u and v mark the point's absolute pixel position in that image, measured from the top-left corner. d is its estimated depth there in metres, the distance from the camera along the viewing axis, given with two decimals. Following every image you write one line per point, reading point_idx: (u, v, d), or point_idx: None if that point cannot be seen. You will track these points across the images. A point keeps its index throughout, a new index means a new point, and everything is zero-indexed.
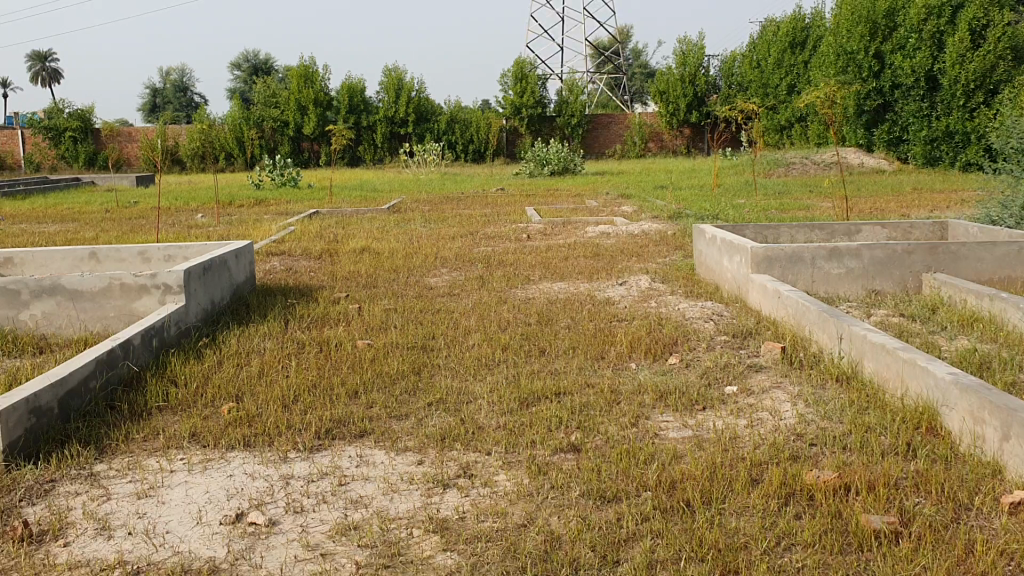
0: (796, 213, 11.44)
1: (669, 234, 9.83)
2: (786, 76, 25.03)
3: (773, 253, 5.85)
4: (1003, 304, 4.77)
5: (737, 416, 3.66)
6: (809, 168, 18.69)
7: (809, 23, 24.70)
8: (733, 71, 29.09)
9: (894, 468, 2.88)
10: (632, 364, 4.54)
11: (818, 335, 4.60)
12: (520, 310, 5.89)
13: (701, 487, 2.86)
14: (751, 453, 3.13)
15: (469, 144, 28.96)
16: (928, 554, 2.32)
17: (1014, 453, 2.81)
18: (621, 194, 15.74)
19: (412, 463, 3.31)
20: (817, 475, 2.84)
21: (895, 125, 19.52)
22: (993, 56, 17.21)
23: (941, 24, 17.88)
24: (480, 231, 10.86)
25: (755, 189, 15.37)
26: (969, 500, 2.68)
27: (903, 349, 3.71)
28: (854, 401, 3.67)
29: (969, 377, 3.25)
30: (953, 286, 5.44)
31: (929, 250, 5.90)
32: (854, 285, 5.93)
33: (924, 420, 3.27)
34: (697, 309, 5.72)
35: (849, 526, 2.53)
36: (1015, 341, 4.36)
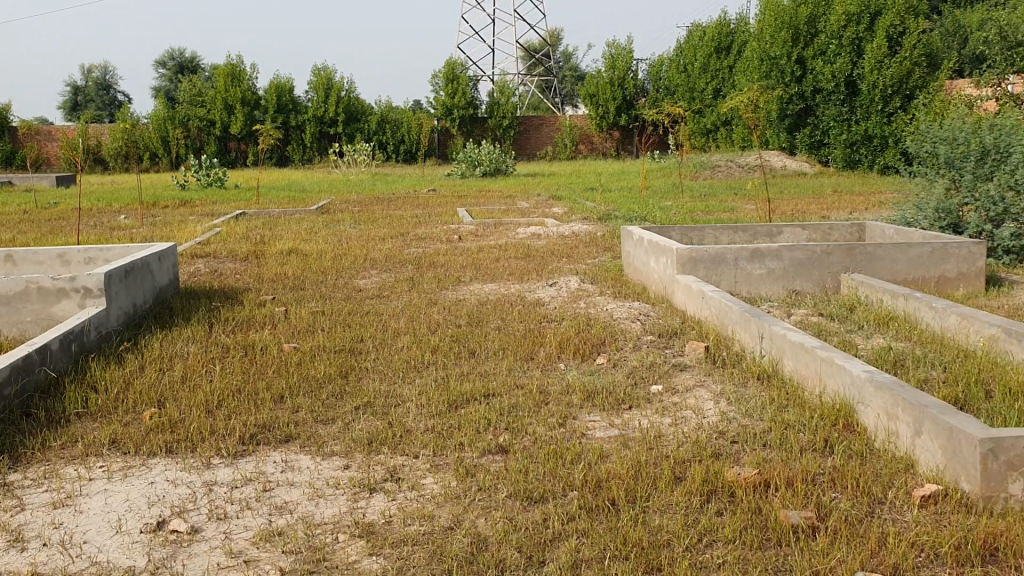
0: (722, 215, 11.67)
1: (598, 235, 9.94)
2: (712, 80, 25.48)
3: (697, 253, 5.96)
4: (916, 304, 4.92)
5: (662, 415, 3.71)
6: (734, 170, 19.07)
7: (734, 29, 25.32)
8: (660, 75, 29.53)
9: (812, 463, 2.96)
10: (559, 364, 4.58)
11: (740, 334, 4.70)
12: (449, 312, 5.89)
13: (626, 486, 2.90)
14: (674, 451, 3.18)
15: (400, 144, 28.85)
16: (842, 548, 2.39)
17: (925, 447, 2.91)
18: (551, 195, 15.84)
19: (338, 467, 3.29)
20: (738, 473, 2.90)
21: (817, 129, 20.01)
22: (910, 62, 17.82)
23: (860, 31, 18.45)
24: (410, 232, 10.84)
25: (683, 191, 15.63)
26: (883, 494, 2.77)
27: (821, 348, 3.81)
28: (774, 399, 3.75)
29: (883, 375, 3.35)
30: (869, 286, 5.60)
31: (847, 251, 6.06)
32: (775, 285, 6.08)
33: (840, 417, 3.37)
34: (625, 309, 5.78)
35: (768, 522, 2.58)
36: (927, 339, 4.50)
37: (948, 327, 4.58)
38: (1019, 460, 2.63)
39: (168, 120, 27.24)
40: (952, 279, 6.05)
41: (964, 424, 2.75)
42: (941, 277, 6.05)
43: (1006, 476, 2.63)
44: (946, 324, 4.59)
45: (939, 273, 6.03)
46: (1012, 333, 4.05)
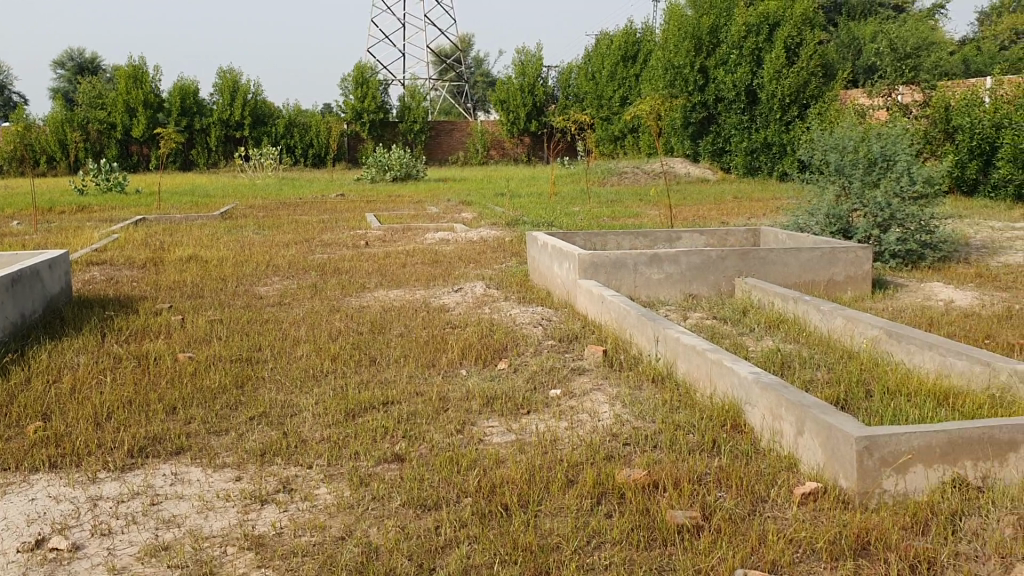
0: (627, 221, 11.87)
1: (506, 240, 10.00)
2: (619, 88, 25.91)
3: (598, 258, 6.05)
4: (805, 307, 5.09)
5: (559, 419, 3.76)
6: (640, 176, 19.41)
7: (640, 38, 25.81)
8: (570, 82, 29.87)
9: (700, 464, 3.04)
10: (460, 370, 4.59)
11: (637, 338, 4.80)
12: (352, 319, 5.83)
13: (519, 490, 2.92)
14: (568, 454, 3.22)
15: (308, 148, 28.53)
16: (723, 546, 2.45)
17: (806, 446, 3.02)
18: (461, 200, 15.87)
19: (230, 479, 3.23)
20: (628, 475, 2.96)
21: (719, 137, 20.48)
22: (806, 72, 18.36)
23: (760, 42, 19.06)
24: (315, 238, 10.70)
25: (590, 197, 15.81)
26: (765, 492, 2.86)
27: (712, 350, 3.93)
28: (667, 401, 3.84)
29: (769, 376, 3.46)
30: (762, 290, 5.77)
31: (740, 255, 6.23)
32: (673, 289, 6.21)
33: (729, 418, 3.47)
34: (527, 314, 5.83)
35: (655, 523, 2.64)
36: (816, 341, 4.66)
37: (834, 329, 4.74)
38: (891, 456, 2.74)
39: (65, 123, 26.28)
40: (840, 281, 6.28)
41: (842, 424, 2.86)
42: (830, 281, 6.27)
43: (880, 472, 2.74)
44: (832, 326, 4.76)
45: (828, 277, 6.24)
46: (893, 335, 4.22)
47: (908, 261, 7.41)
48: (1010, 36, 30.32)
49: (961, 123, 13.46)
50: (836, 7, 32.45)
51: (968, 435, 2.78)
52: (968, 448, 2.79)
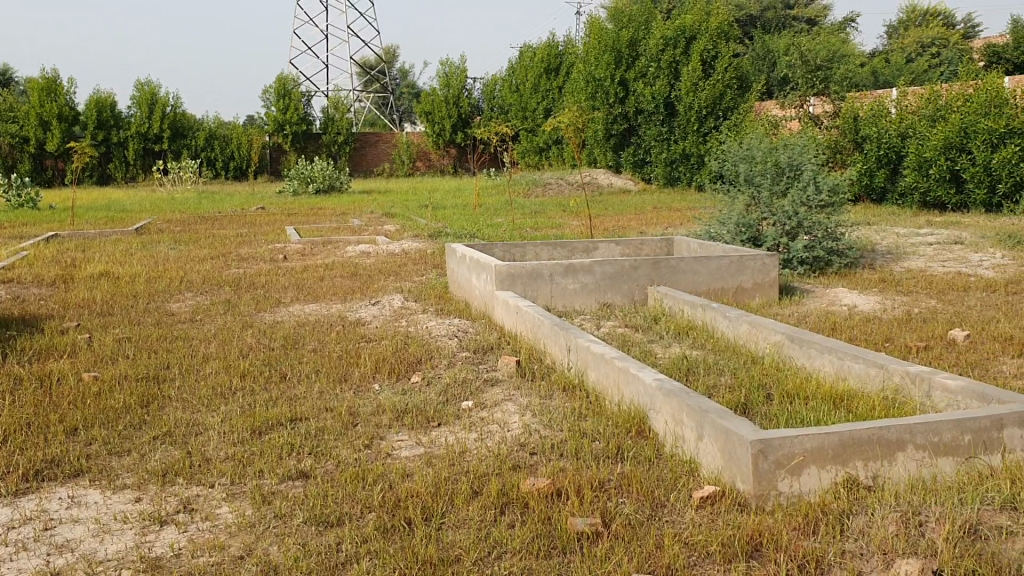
0: (549, 231, 11.96)
1: (427, 252, 9.98)
2: (543, 100, 26.12)
3: (515, 269, 6.07)
4: (713, 314, 5.20)
5: (468, 430, 3.76)
6: (564, 188, 19.53)
7: (562, 50, 26.10)
8: (494, 94, 30.13)
9: (603, 472, 3.09)
10: (372, 384, 4.56)
11: (551, 347, 4.85)
12: (265, 334, 5.76)
13: (422, 503, 2.91)
14: (475, 466, 3.22)
15: (229, 161, 28.09)
16: (620, 553, 2.50)
17: (706, 451, 3.08)
18: (384, 212, 15.79)
19: (129, 501, 3.15)
20: (532, 483, 2.99)
21: (640, 148, 20.73)
22: (722, 84, 18.74)
23: (677, 54, 19.46)
24: (233, 252, 10.52)
25: (514, 208, 15.86)
26: (667, 497, 2.92)
27: (619, 358, 3.99)
28: (576, 409, 3.90)
29: (671, 382, 3.54)
30: (673, 298, 5.86)
31: (653, 264, 6.33)
32: (588, 299, 6.27)
33: (634, 425, 3.54)
34: (443, 325, 5.81)
35: (556, 531, 2.68)
36: (724, 347, 4.77)
37: (739, 335, 4.85)
38: (785, 458, 2.81)
39: None
40: (749, 289, 6.44)
41: (738, 427, 2.93)
42: (738, 288, 6.41)
43: (774, 474, 2.81)
44: (738, 332, 4.87)
45: (737, 284, 6.39)
46: (794, 339, 4.33)
47: (816, 267, 7.67)
48: (916, 48, 31.43)
49: (869, 133, 13.88)
50: (751, 21, 33.28)
51: (859, 436, 2.88)
52: (858, 448, 2.88)
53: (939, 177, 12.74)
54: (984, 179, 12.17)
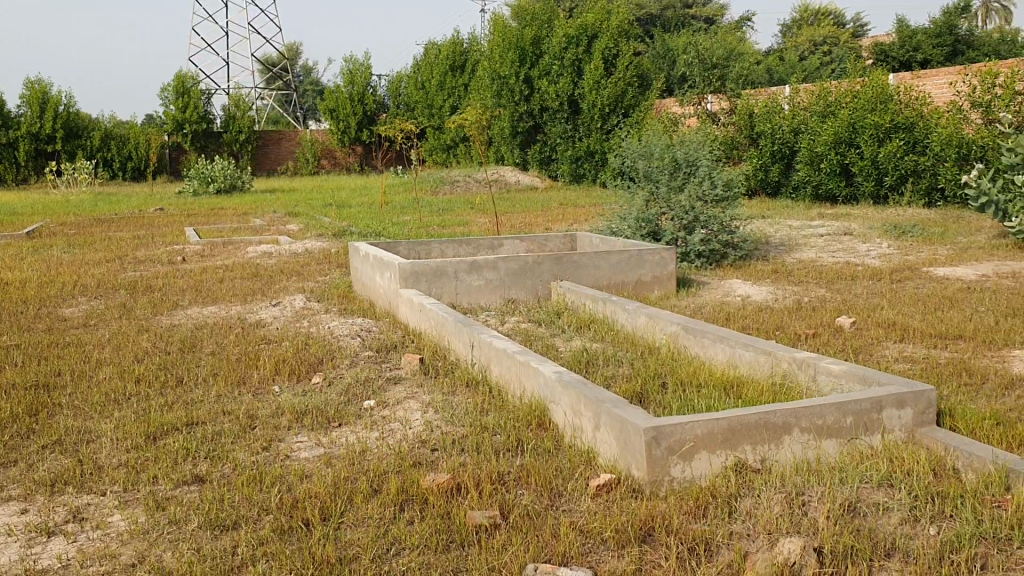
0: (455, 229, 11.95)
1: (331, 252, 9.87)
2: (449, 98, 26.09)
3: (418, 267, 6.07)
4: (613, 307, 5.30)
5: (369, 429, 3.75)
6: (472, 185, 19.55)
7: (467, 48, 26.10)
8: (399, 91, 29.95)
9: (503, 465, 3.12)
10: (272, 387, 4.49)
11: (454, 344, 4.87)
12: (161, 338, 5.62)
13: (320, 504, 2.90)
14: (374, 464, 3.21)
15: (127, 161, 27.23)
16: (517, 545, 2.53)
17: (603, 439, 3.15)
18: (288, 211, 15.55)
19: (15, 513, 3.05)
20: (432, 479, 3.00)
21: (546, 146, 20.88)
22: (623, 82, 19.04)
23: (579, 52, 19.71)
24: (129, 255, 10.21)
25: (420, 205, 15.81)
26: (564, 487, 2.97)
27: (520, 353, 4.04)
28: (478, 404, 3.93)
29: (569, 375, 3.61)
30: (576, 293, 5.94)
31: (555, 260, 6.41)
32: (493, 295, 6.31)
33: (535, 417, 3.59)
34: (346, 325, 5.76)
35: (454, 525, 2.70)
36: (624, 339, 4.86)
37: (638, 326, 4.96)
38: (677, 444, 2.89)
39: None
40: (648, 282, 6.58)
41: (633, 416, 3.00)
42: (638, 281, 6.55)
43: (667, 460, 2.88)
44: (636, 324, 4.97)
45: (636, 278, 6.52)
46: (688, 330, 4.45)
47: (712, 260, 7.82)
48: (809, 47, 32.46)
49: (764, 129, 14.28)
50: (651, 20, 33.89)
51: (746, 420, 2.98)
52: (746, 433, 2.98)
53: (830, 171, 13.21)
54: (872, 172, 12.67)
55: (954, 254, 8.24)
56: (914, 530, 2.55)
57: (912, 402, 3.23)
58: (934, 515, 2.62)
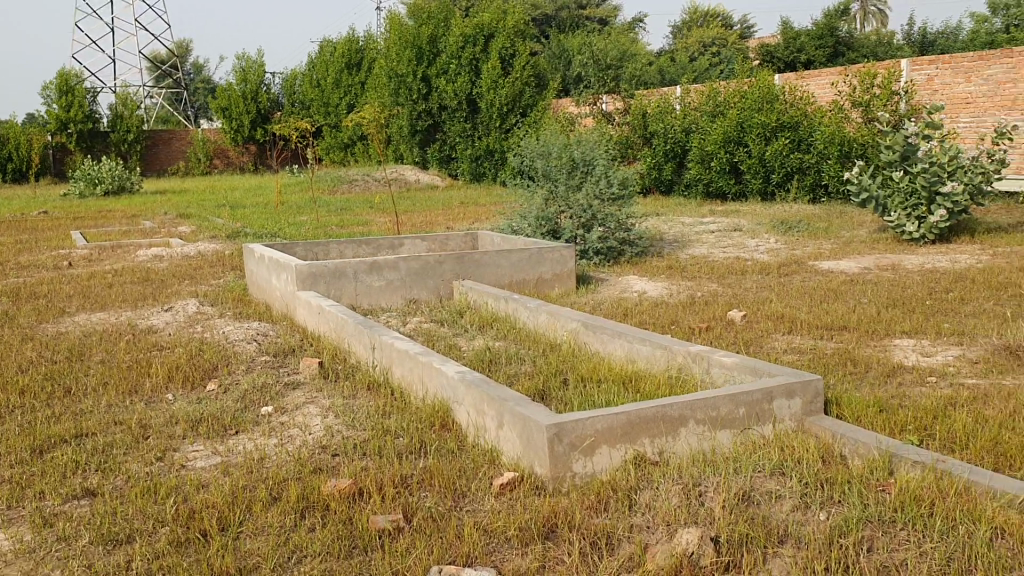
0: (354, 229, 11.81)
1: (225, 254, 9.63)
2: (345, 96, 25.78)
3: (316, 269, 5.98)
4: (515, 305, 5.33)
5: (268, 436, 3.68)
6: (371, 184, 19.36)
7: (363, 46, 25.82)
8: (294, 89, 29.44)
9: (406, 467, 3.11)
10: (165, 395, 4.36)
11: (355, 346, 4.82)
12: (47, 347, 5.39)
13: (218, 513, 2.83)
14: (274, 471, 3.15)
15: (7, 162, 25.96)
16: (421, 548, 2.52)
17: (506, 438, 3.17)
18: (180, 213, 15.10)
19: None
20: (333, 485, 2.97)
21: (445, 144, 20.83)
22: (520, 82, 19.25)
23: (476, 52, 19.77)
24: (11, 261, 9.75)
25: (318, 206, 15.55)
26: (467, 487, 2.98)
27: (422, 353, 4.03)
28: (380, 406, 3.90)
29: (472, 374, 3.62)
30: (477, 292, 5.95)
31: (456, 259, 6.41)
32: (393, 296, 6.26)
33: (438, 418, 3.59)
34: (242, 330, 5.64)
35: (356, 530, 2.68)
36: (525, 336, 4.90)
37: (539, 324, 5.01)
38: (578, 440, 2.93)
39: None
40: (548, 279, 6.64)
41: (535, 414, 3.02)
42: (539, 279, 6.61)
43: (569, 456, 2.92)
44: (537, 321, 5.02)
45: (537, 275, 6.58)
46: (588, 326, 4.51)
47: (610, 257, 7.96)
48: (698, 48, 33.26)
49: (657, 129, 14.58)
50: (547, 21, 34.17)
51: (645, 414, 3.04)
52: (644, 427, 3.05)
53: (720, 169, 13.56)
54: (760, 170, 13.06)
55: (838, 248, 8.57)
56: (805, 516, 2.65)
57: (800, 391, 3.35)
58: (823, 501, 2.73)
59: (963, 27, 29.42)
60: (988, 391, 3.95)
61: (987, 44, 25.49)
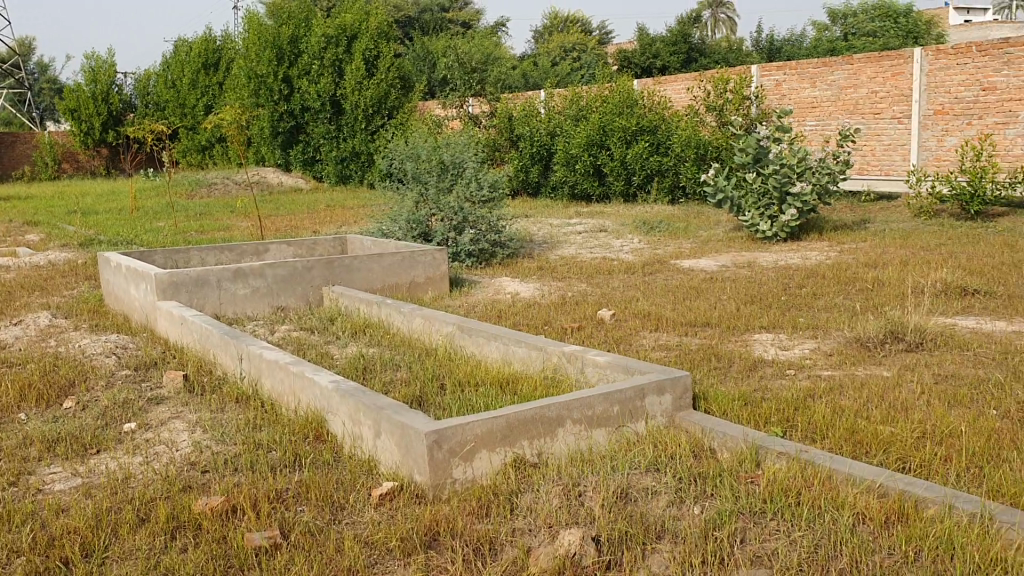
0: (216, 235, 11.42)
1: (78, 264, 9.14)
2: (202, 97, 24.90)
3: (177, 277, 5.75)
4: (388, 310, 5.27)
5: (132, 454, 3.51)
6: (231, 187, 18.80)
7: (220, 46, 25.04)
8: (147, 90, 28.25)
9: (281, 481, 3.02)
10: (16, 415, 4.09)
11: (221, 358, 4.66)
12: None
13: (81, 539, 2.68)
14: (140, 491, 3.01)
15: None
16: (302, 564, 2.46)
17: (384, 447, 3.13)
18: (25, 220, 14.24)
19: None
20: (205, 503, 2.85)
21: (308, 146, 20.40)
22: (386, 84, 19.24)
23: (339, 53, 19.47)
24: None
25: (177, 211, 14.98)
26: (345, 499, 2.92)
27: (293, 363, 3.93)
28: (251, 419, 3.78)
29: (346, 383, 3.56)
30: (349, 297, 5.86)
31: (326, 264, 6.30)
32: (260, 304, 6.08)
33: (312, 430, 3.52)
34: (99, 342, 5.37)
35: (231, 548, 2.59)
36: (400, 342, 4.85)
37: (413, 329, 4.97)
38: (457, 446, 2.92)
39: None
40: (421, 283, 6.63)
41: (412, 421, 3.00)
42: (412, 283, 6.58)
43: (449, 462, 2.90)
44: (412, 326, 4.98)
45: (410, 279, 6.56)
46: (464, 329, 4.51)
47: (482, 259, 8.00)
48: (560, 52, 33.77)
49: (523, 131, 14.73)
50: (410, 23, 33.97)
51: (524, 416, 3.06)
52: (523, 429, 3.06)
53: (584, 172, 13.76)
54: (621, 173, 13.33)
55: (699, 247, 8.87)
56: (681, 510, 2.72)
57: (671, 388, 3.44)
58: (697, 494, 2.81)
59: (805, 36, 31.00)
60: (843, 381, 4.16)
61: (828, 52, 26.86)
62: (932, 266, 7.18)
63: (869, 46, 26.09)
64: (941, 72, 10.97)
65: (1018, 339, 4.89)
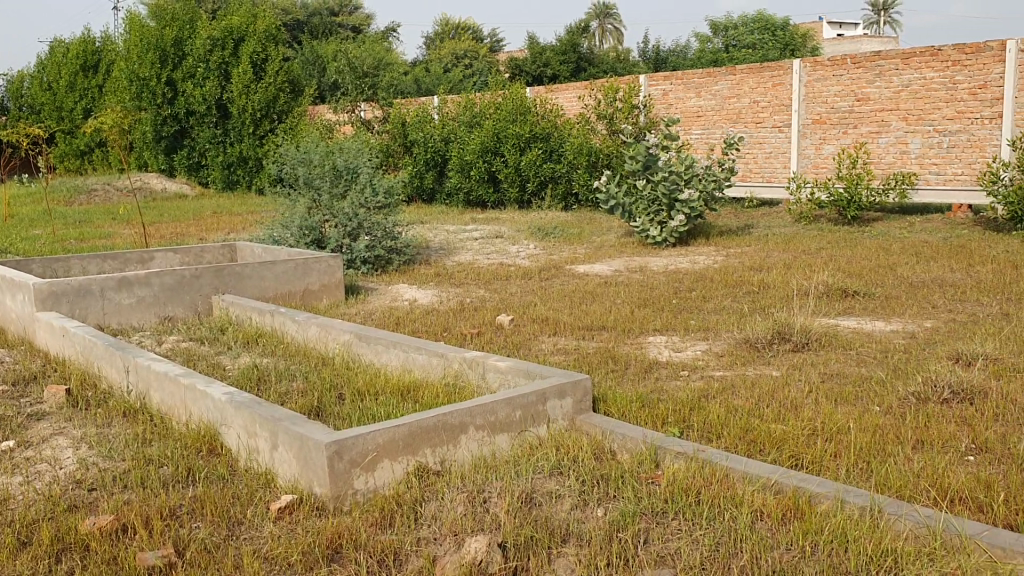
0: (98, 243, 10.96)
1: None
2: (80, 100, 23.82)
3: (57, 287, 5.49)
4: (281, 319, 5.16)
5: (11, 474, 3.32)
6: (112, 194, 18.10)
7: (99, 47, 24.10)
8: (21, 92, 26.96)
9: (173, 497, 2.91)
10: None
11: (106, 371, 4.46)
12: None
13: None
14: (20, 513, 2.84)
15: None
16: None
17: (281, 459, 3.05)
18: None
19: None
20: (93, 522, 2.72)
21: (193, 151, 19.83)
22: (274, 88, 18.85)
23: (225, 56, 18.95)
24: None
25: (54, 218, 14.31)
26: (242, 514, 2.83)
27: (184, 375, 3.79)
28: (139, 434, 3.63)
29: (240, 394, 3.45)
30: (240, 307, 5.70)
31: (215, 273, 6.11)
32: (146, 314, 5.85)
33: (205, 444, 3.40)
34: None
35: (122, 570, 2.47)
36: (295, 351, 4.75)
37: (308, 337, 4.87)
38: (359, 456, 2.86)
39: None
40: (315, 290, 6.54)
41: (311, 433, 2.92)
42: (306, 290, 6.48)
43: (349, 473, 2.85)
44: (307, 335, 4.88)
45: (303, 287, 6.46)
46: (361, 337, 4.45)
47: (378, 266, 7.91)
48: (451, 59, 33.75)
49: (416, 138, 14.65)
50: (299, 27, 33.38)
51: (426, 424, 3.03)
52: (425, 437, 3.03)
53: (479, 178, 13.73)
54: (516, 180, 13.35)
55: (593, 252, 8.98)
56: (585, 513, 2.73)
57: (571, 391, 3.47)
58: (600, 497, 2.83)
59: (689, 47, 31.83)
60: (736, 381, 4.28)
61: (711, 63, 27.55)
62: (815, 268, 7.46)
63: (749, 58, 26.91)
64: (819, 83, 11.41)
65: (896, 338, 5.11)
